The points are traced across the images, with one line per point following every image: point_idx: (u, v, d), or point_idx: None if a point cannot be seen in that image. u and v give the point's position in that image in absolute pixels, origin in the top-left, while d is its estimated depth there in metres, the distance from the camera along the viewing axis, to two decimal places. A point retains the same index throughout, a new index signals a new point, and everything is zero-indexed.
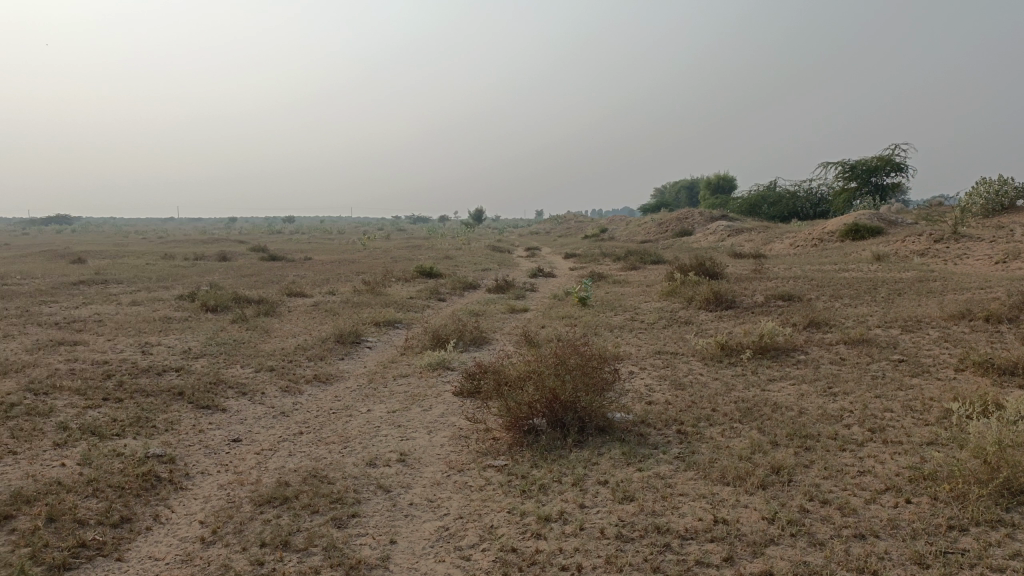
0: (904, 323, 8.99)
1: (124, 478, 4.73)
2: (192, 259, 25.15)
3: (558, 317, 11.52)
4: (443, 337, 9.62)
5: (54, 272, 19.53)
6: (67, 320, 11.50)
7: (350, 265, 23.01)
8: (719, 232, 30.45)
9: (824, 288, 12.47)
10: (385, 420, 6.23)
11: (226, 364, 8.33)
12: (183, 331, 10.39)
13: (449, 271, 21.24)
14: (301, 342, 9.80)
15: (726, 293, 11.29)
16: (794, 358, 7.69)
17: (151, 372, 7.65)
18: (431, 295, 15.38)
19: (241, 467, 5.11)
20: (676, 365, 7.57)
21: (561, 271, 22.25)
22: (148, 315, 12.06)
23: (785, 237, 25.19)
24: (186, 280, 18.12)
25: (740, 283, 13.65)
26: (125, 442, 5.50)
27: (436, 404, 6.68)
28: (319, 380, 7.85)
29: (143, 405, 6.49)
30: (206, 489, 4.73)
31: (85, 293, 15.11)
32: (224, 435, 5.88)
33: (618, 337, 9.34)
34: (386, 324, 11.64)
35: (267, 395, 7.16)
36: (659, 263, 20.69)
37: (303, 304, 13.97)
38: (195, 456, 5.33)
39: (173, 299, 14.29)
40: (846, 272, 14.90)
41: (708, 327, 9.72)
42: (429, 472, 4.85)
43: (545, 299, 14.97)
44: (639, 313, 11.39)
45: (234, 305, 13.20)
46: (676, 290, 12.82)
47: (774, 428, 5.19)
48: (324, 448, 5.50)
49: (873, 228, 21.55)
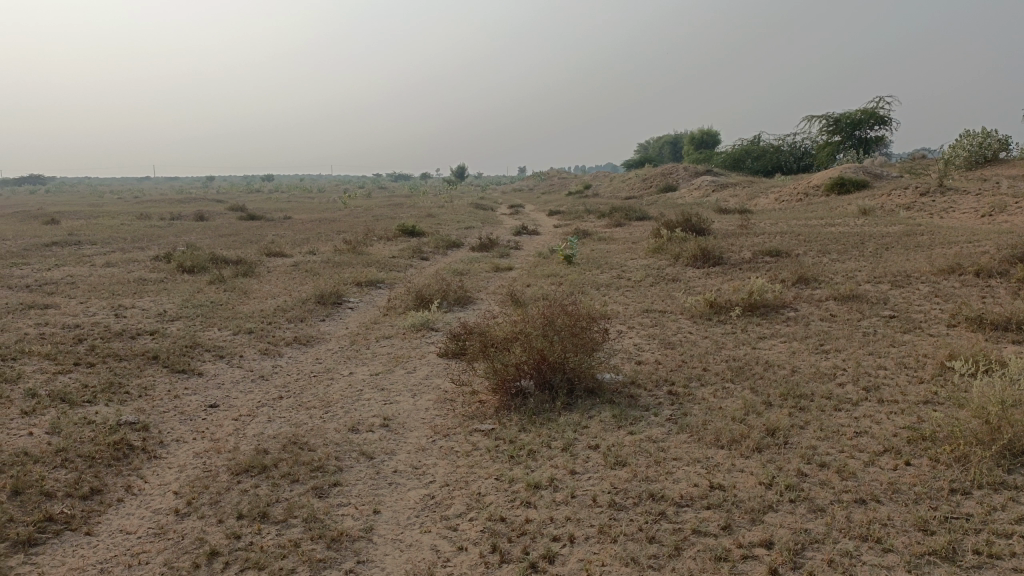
0: (893, 279, 8.89)
1: (95, 447, 4.53)
2: (170, 219, 24.57)
3: (543, 276, 11.32)
4: (427, 297, 9.42)
5: (27, 233, 19.04)
6: (39, 282, 11.16)
7: (332, 224, 22.64)
8: (704, 188, 30.24)
9: (812, 244, 12.34)
10: (367, 383, 6.06)
11: (203, 327, 8.10)
12: (159, 293, 10.11)
13: (432, 229, 20.92)
14: (281, 303, 9.56)
15: (714, 249, 11.13)
16: (783, 315, 7.57)
17: (125, 337, 7.41)
18: (414, 254, 15.12)
19: (218, 434, 4.92)
20: (665, 323, 7.43)
21: (546, 229, 22.00)
22: (123, 276, 11.74)
23: (770, 192, 25.01)
24: (163, 241, 17.69)
25: (727, 239, 13.49)
26: (97, 409, 5.28)
27: (420, 367, 6.50)
28: (299, 343, 7.64)
29: (116, 371, 6.26)
30: (181, 457, 4.54)
31: (58, 255, 14.71)
32: (200, 400, 5.68)
33: (605, 295, 9.17)
34: (369, 284, 11.41)
35: (245, 358, 6.95)
36: (644, 220, 20.50)
37: (283, 264, 13.67)
38: (169, 423, 5.13)
39: (149, 260, 13.93)
40: (833, 227, 14.77)
41: (695, 284, 9.57)
42: (413, 437, 4.69)
43: (530, 258, 14.76)
44: (626, 271, 11.22)
45: (212, 266, 12.88)
46: (662, 247, 12.65)
47: (767, 387, 5.07)
48: (304, 413, 5.31)
49: (858, 182, 21.42)
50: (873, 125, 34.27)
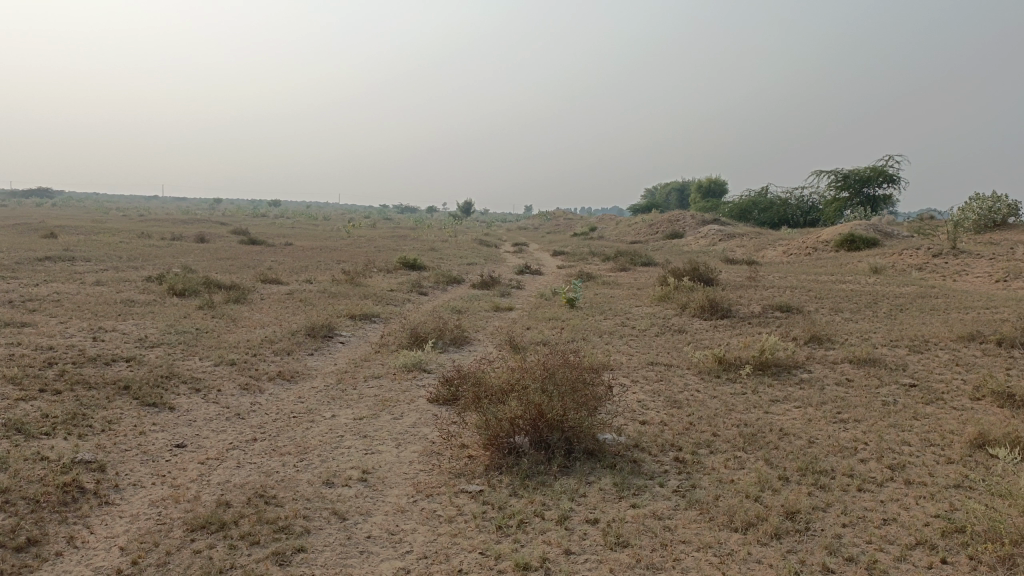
0: (910, 343, 8.49)
1: (41, 488, 4.08)
2: (171, 240, 24.29)
3: (544, 319, 10.94)
4: (422, 335, 9.02)
5: (22, 246, 18.74)
6: (22, 298, 10.78)
7: (333, 254, 22.37)
8: (710, 236, 30.00)
9: (822, 301, 11.99)
10: (350, 429, 5.63)
11: (184, 356, 7.69)
12: (144, 317, 9.72)
13: (434, 264, 20.60)
14: (269, 334, 9.16)
15: (722, 301, 10.77)
16: (796, 377, 7.17)
17: (99, 363, 6.99)
18: (413, 288, 14.77)
19: (180, 480, 4.49)
20: (671, 378, 7.01)
21: (548, 270, 21.68)
22: (111, 297, 11.36)
23: (777, 245, 24.74)
24: (159, 262, 17.37)
25: (735, 291, 13.14)
26: (53, 443, 4.85)
27: (408, 413, 6.07)
28: (283, 379, 7.22)
29: (82, 401, 5.83)
30: (134, 505, 4.10)
31: (49, 270, 14.37)
32: (167, 439, 5.25)
33: (608, 344, 8.78)
34: (363, 318, 11.02)
35: (223, 393, 6.54)
36: (649, 266, 20.17)
37: (278, 292, 13.31)
38: (129, 464, 4.70)
39: (142, 281, 13.59)
40: (843, 284, 14.42)
41: (702, 337, 9.18)
42: (393, 496, 4.26)
43: (531, 298, 14.39)
44: (630, 318, 10.84)
45: (204, 290, 12.51)
46: (668, 295, 12.28)
47: (783, 460, 4.65)
48: (277, 460, 4.89)
49: (867, 239, 21.16)
50: (880, 183, 34.21)
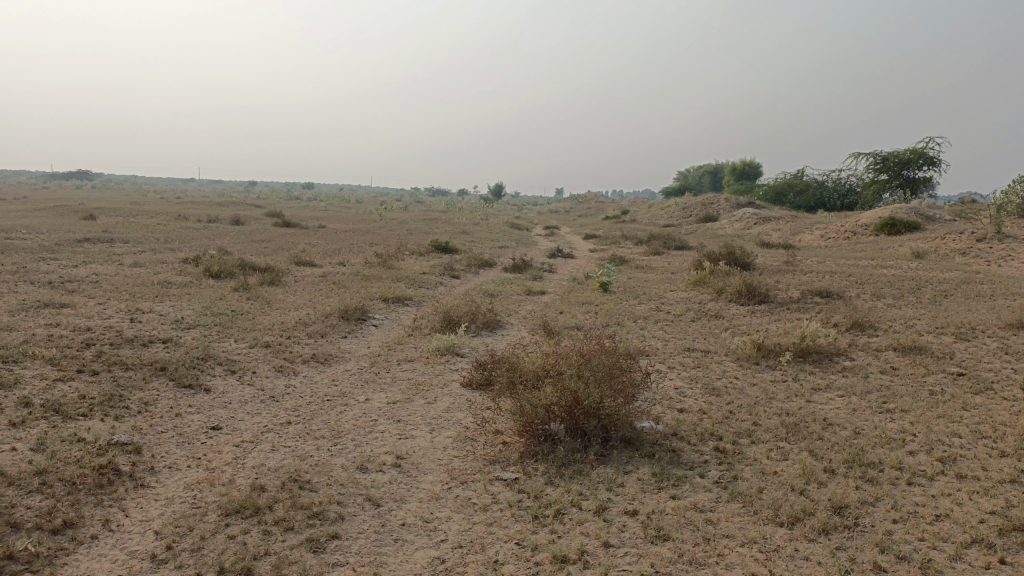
0: (957, 330, 8.23)
1: (78, 470, 4.09)
2: (206, 222, 24.53)
3: (578, 303, 10.82)
4: (455, 319, 8.97)
5: (62, 228, 19.06)
6: (62, 279, 10.94)
7: (366, 236, 22.43)
8: (745, 219, 29.51)
9: (863, 286, 11.69)
10: (383, 413, 5.59)
11: (219, 338, 7.72)
12: (181, 298, 9.80)
13: (466, 247, 20.55)
14: (303, 316, 9.18)
15: (760, 285, 10.55)
16: (838, 364, 6.98)
17: (136, 345, 7.04)
18: (445, 271, 14.73)
19: (215, 463, 4.48)
20: (709, 365, 6.86)
21: (581, 253, 21.51)
22: (147, 278, 11.48)
23: (814, 228, 24.25)
24: (194, 244, 17.55)
25: (772, 275, 12.87)
26: (90, 425, 4.87)
27: (442, 397, 6.02)
28: (317, 361, 7.21)
29: (119, 382, 5.87)
30: (169, 488, 4.10)
31: (88, 251, 14.59)
32: (202, 421, 5.26)
33: (643, 329, 8.64)
34: (396, 300, 11.01)
35: (258, 376, 6.54)
36: (683, 250, 19.90)
37: (311, 274, 13.36)
38: (164, 446, 4.70)
39: (178, 263, 13.73)
40: (884, 269, 14.07)
41: (740, 323, 8.99)
42: (427, 482, 4.20)
43: (564, 282, 14.26)
44: (666, 303, 10.67)
45: (239, 272, 12.59)
46: (704, 279, 12.07)
47: (828, 452, 4.50)
48: (311, 444, 4.86)
49: (908, 223, 20.63)
50: (920, 166, 33.35)
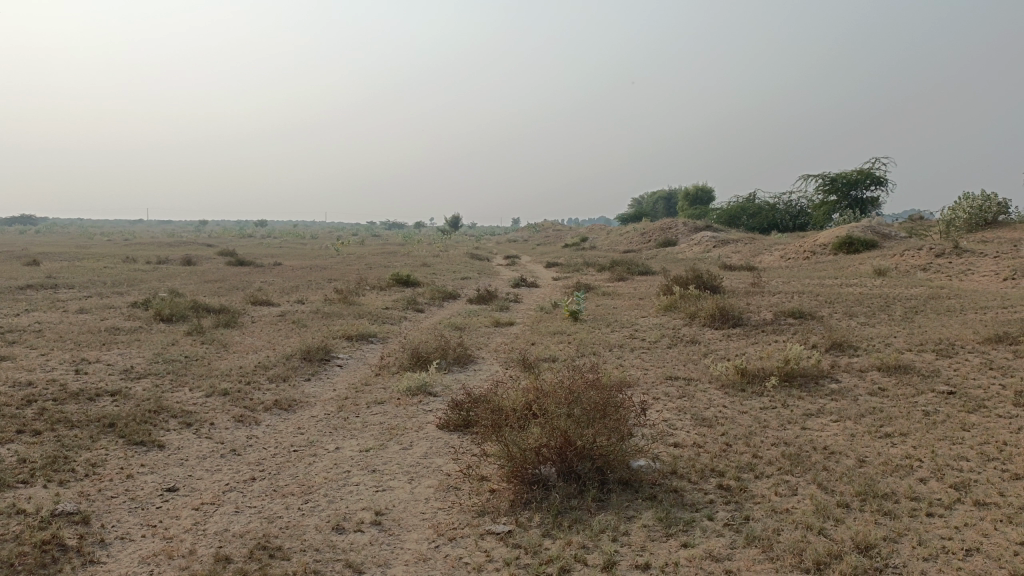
0: (936, 347, 8.12)
1: (15, 549, 3.61)
2: (157, 263, 23.82)
3: (549, 334, 10.52)
4: (425, 356, 8.57)
5: (3, 275, 18.18)
6: (2, 330, 10.26)
7: (325, 272, 21.87)
8: (703, 242, 29.70)
9: (833, 305, 11.62)
10: (356, 463, 5.18)
11: (173, 387, 7.21)
12: (131, 345, 9.24)
13: (427, 280, 20.15)
14: (263, 360, 8.69)
15: (733, 309, 10.38)
16: (825, 388, 6.79)
17: (83, 399, 6.51)
18: (409, 305, 14.32)
19: (173, 530, 4.02)
20: (694, 394, 6.61)
21: (544, 282, 21.27)
22: (95, 325, 10.85)
23: (773, 249, 24.45)
24: (145, 287, 16.84)
25: (742, 297, 12.76)
26: (31, 493, 4.37)
27: (418, 442, 5.63)
28: (280, 408, 6.75)
29: (62, 442, 5.35)
30: (122, 563, 3.63)
31: (31, 299, 13.85)
32: (157, 483, 4.78)
33: (620, 358, 8.36)
34: (360, 338, 10.57)
35: (217, 427, 6.07)
36: (647, 275, 19.81)
37: (270, 314, 12.85)
38: (115, 514, 4.22)
39: (128, 307, 13.08)
40: (849, 287, 14.09)
41: (718, 348, 8.79)
42: (411, 541, 3.81)
43: (532, 312, 13.99)
44: (639, 330, 10.44)
45: (192, 314, 12.02)
46: (674, 304, 11.89)
47: (837, 485, 4.25)
48: (280, 502, 4.43)
49: (865, 241, 20.89)
50: (867, 186, 34.08)
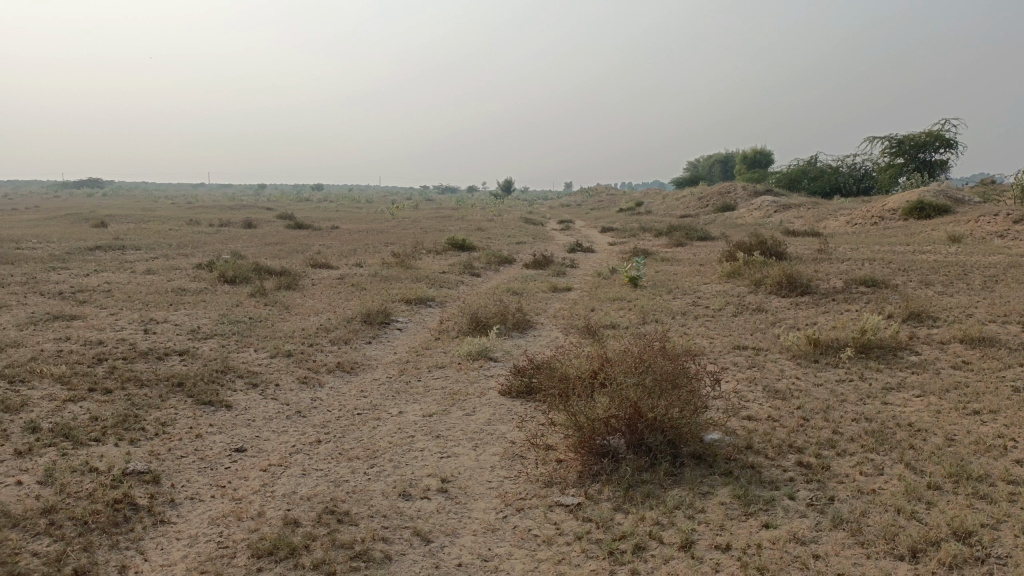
0: (1023, 318, 7.68)
1: (89, 507, 3.65)
2: (218, 225, 24.31)
3: (608, 300, 10.34)
4: (484, 320, 8.49)
5: (73, 236, 18.73)
6: (73, 289, 10.54)
7: (380, 235, 21.97)
8: (764, 207, 28.89)
9: (907, 274, 11.12)
10: (420, 428, 5.14)
11: (238, 348, 7.29)
12: (196, 306, 9.39)
13: (482, 243, 20.07)
14: (324, 322, 8.73)
15: (800, 276, 10.02)
16: (904, 361, 6.49)
17: (151, 358, 6.62)
18: (465, 269, 14.25)
19: (242, 492, 4.04)
20: (764, 364, 6.39)
21: (600, 247, 20.98)
22: (161, 285, 11.07)
23: (839, 215, 23.61)
24: (208, 249, 17.16)
25: (809, 264, 12.33)
26: (103, 451, 4.44)
27: (481, 408, 5.56)
28: (342, 371, 6.76)
29: (133, 400, 5.44)
30: (193, 524, 3.65)
31: (100, 260, 14.23)
32: (224, 443, 4.82)
33: (684, 325, 8.15)
34: (418, 302, 10.56)
35: (281, 388, 6.11)
36: (706, 241, 19.34)
37: (329, 277, 12.94)
38: (185, 474, 4.26)
39: (192, 268, 13.33)
40: (922, 255, 13.48)
41: (786, 316, 8.49)
42: (479, 510, 3.74)
43: (589, 278, 13.78)
44: (702, 297, 10.17)
45: (254, 276, 12.18)
46: (738, 270, 11.55)
47: (926, 466, 4.04)
48: (345, 466, 4.42)
49: (938, 206, 19.98)
50: (937, 148, 32.55)
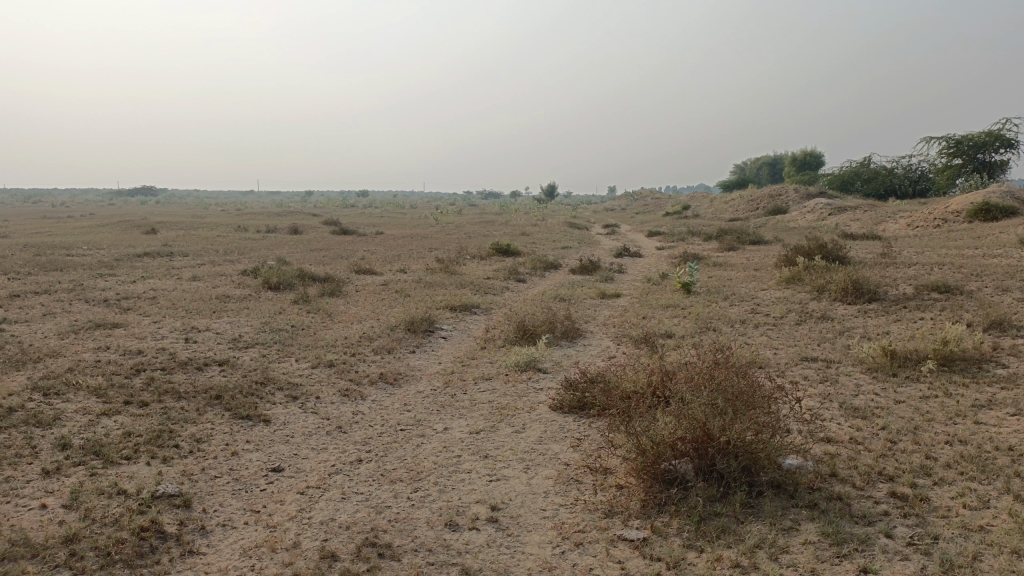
0: None
1: (114, 536, 3.40)
2: (265, 231, 24.47)
3: (661, 307, 9.89)
4: (532, 329, 8.13)
5: (123, 243, 18.94)
6: (118, 296, 10.51)
7: (424, 241, 21.79)
8: (817, 210, 27.98)
9: (981, 279, 10.43)
10: (467, 446, 4.80)
11: (279, 358, 7.06)
12: (238, 313, 9.22)
13: (527, 249, 19.75)
14: (367, 330, 8.47)
15: (867, 282, 9.44)
16: (992, 374, 5.94)
17: (190, 368, 6.42)
18: (510, 275, 13.92)
19: (277, 518, 3.74)
20: (838, 379, 5.91)
21: (648, 252, 20.45)
22: (205, 292, 10.98)
23: (898, 217, 22.67)
24: (254, 255, 17.15)
25: (873, 269, 11.69)
26: (134, 471, 4.21)
27: (532, 425, 5.19)
28: (385, 382, 6.47)
29: (169, 414, 5.22)
30: (223, 555, 3.37)
31: (147, 267, 14.26)
32: (261, 462, 4.54)
33: (744, 335, 7.68)
34: (463, 309, 10.25)
35: (322, 401, 5.84)
36: (759, 245, 18.67)
37: (372, 283, 12.73)
38: (218, 497, 3.99)
39: (236, 275, 13.27)
40: (993, 258, 12.70)
41: (854, 325, 7.96)
42: (534, 545, 3.39)
43: (638, 283, 13.32)
44: (760, 304, 9.67)
45: (298, 283, 12.02)
46: (798, 276, 10.99)
47: None
48: (388, 490, 4.10)
49: (1005, 207, 18.97)
50: (997, 148, 31.22)
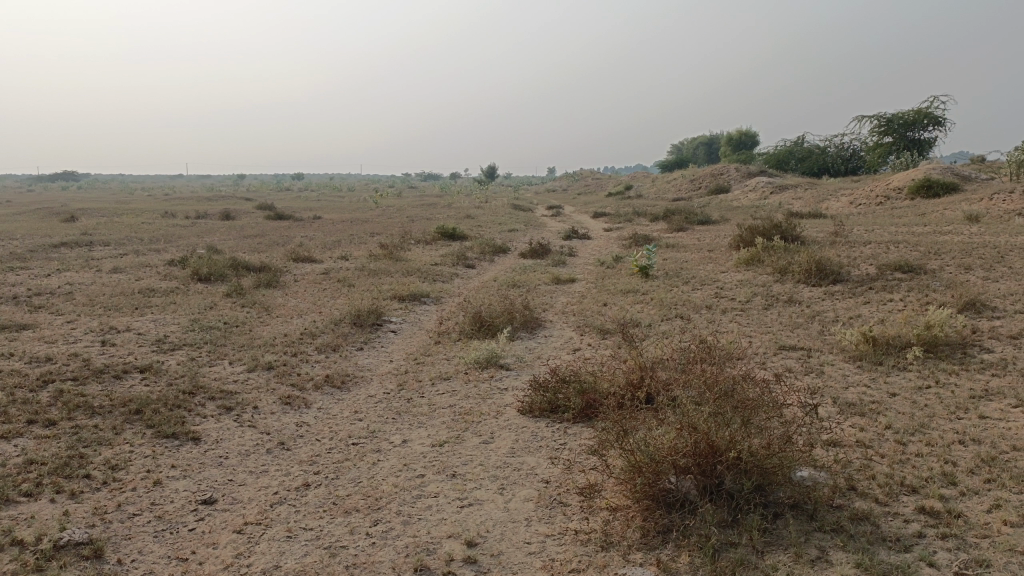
0: None
1: None
2: (195, 217, 23.20)
3: (620, 293, 9.42)
4: (489, 320, 7.56)
5: (37, 232, 17.55)
6: (29, 293, 9.49)
7: (365, 225, 20.95)
8: (759, 188, 28.09)
9: (939, 257, 10.30)
10: (431, 463, 4.23)
11: (211, 361, 6.32)
12: (165, 310, 8.39)
13: (474, 232, 19.11)
14: (309, 325, 7.77)
15: (830, 263, 9.15)
16: (979, 360, 5.64)
17: (107, 377, 5.64)
18: (459, 261, 13.28)
19: (209, 568, 3.11)
20: (822, 370, 5.53)
21: (597, 233, 20.06)
22: (128, 286, 10.05)
23: (840, 195, 22.83)
24: (183, 243, 16.05)
25: (829, 248, 11.49)
26: (33, 513, 3.50)
27: (501, 433, 4.64)
28: (332, 387, 5.82)
29: (80, 435, 4.48)
30: None
31: (63, 258, 13.10)
32: (190, 492, 3.88)
33: (714, 322, 7.27)
34: (412, 298, 9.61)
35: (260, 412, 5.17)
36: (707, 225, 18.45)
37: (312, 272, 11.92)
38: (137, 542, 3.33)
39: (163, 265, 12.26)
40: (944, 235, 12.66)
41: (824, 309, 7.64)
42: None
43: (592, 267, 12.84)
44: (723, 287, 9.30)
45: (231, 273, 11.14)
46: (756, 258, 10.69)
47: None
48: (342, 523, 3.49)
49: (945, 184, 19.16)
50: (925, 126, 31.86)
